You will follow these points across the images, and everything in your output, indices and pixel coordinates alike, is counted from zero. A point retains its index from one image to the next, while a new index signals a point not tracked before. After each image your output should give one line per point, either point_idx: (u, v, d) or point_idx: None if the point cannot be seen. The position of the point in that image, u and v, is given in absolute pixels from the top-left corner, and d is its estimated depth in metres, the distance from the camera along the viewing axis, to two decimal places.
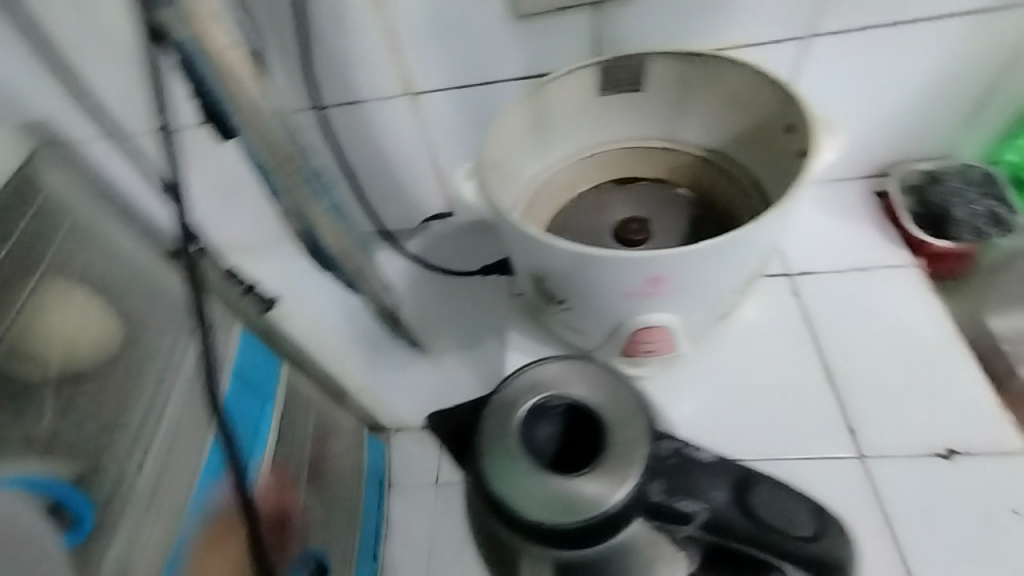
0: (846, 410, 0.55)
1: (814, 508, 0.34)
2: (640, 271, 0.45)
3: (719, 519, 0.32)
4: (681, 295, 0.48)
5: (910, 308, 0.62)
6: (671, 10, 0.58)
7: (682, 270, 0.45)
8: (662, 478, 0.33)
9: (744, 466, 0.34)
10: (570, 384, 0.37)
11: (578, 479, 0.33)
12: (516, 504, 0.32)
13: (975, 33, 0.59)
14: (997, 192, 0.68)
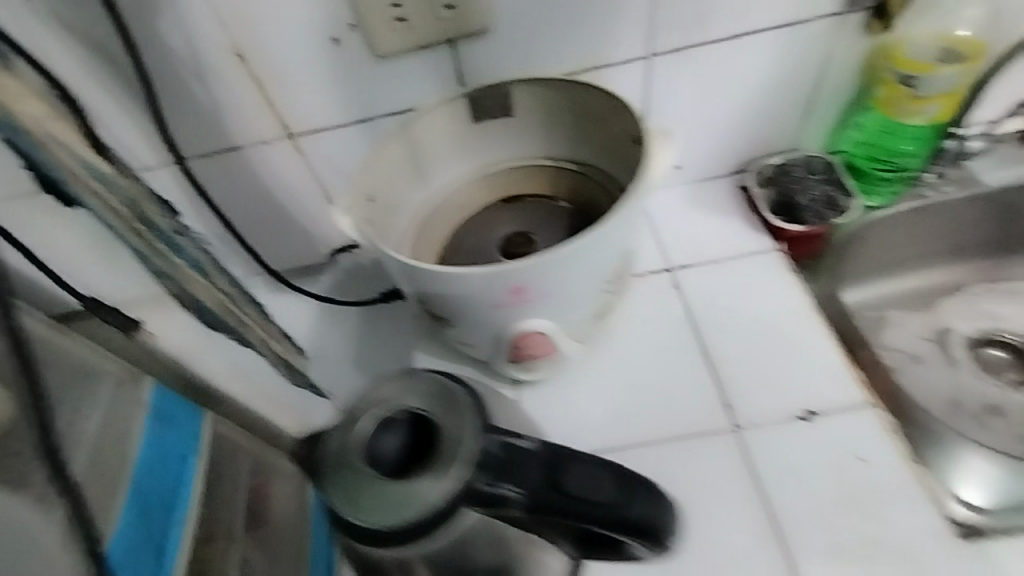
0: (722, 387, 0.61)
1: (624, 477, 0.38)
2: (503, 284, 0.48)
3: (535, 498, 0.36)
4: (548, 301, 0.51)
5: (771, 288, 0.69)
6: (523, 40, 0.63)
7: (541, 279, 0.48)
8: (483, 467, 0.37)
9: (560, 447, 0.38)
10: (412, 396, 0.41)
11: (411, 479, 0.37)
12: (355, 509, 0.37)
13: (790, 43, 0.67)
14: (837, 182, 0.76)
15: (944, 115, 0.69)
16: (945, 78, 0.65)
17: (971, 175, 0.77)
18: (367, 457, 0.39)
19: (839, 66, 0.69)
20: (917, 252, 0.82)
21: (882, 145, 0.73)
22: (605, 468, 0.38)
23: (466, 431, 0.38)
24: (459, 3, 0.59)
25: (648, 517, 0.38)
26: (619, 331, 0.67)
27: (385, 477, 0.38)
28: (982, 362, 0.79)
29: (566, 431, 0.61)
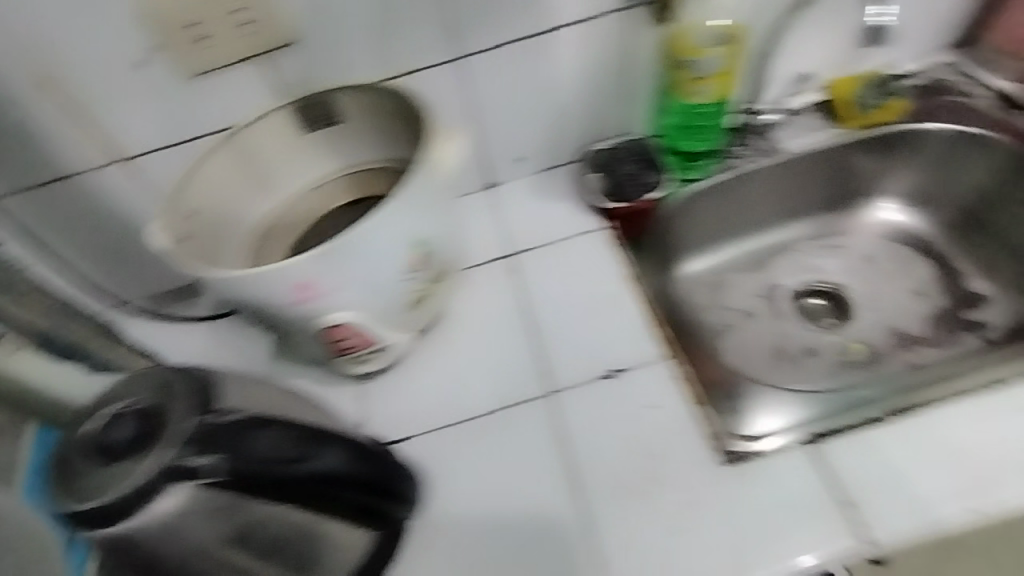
0: (546, 355, 0.68)
1: (313, 436, 0.47)
2: (287, 280, 0.54)
3: (230, 462, 0.43)
4: (339, 293, 0.56)
5: (594, 263, 0.76)
6: (331, 50, 0.67)
7: (321, 273, 0.54)
8: (186, 443, 0.43)
9: (254, 417, 0.46)
10: (141, 393, 0.47)
11: (126, 463, 0.43)
12: (74, 494, 0.42)
13: (589, 37, 0.73)
14: (654, 163, 0.82)
15: (723, 95, 0.75)
16: (712, 61, 0.71)
17: (773, 143, 0.84)
18: (85, 450, 0.45)
19: (638, 54, 0.76)
20: (746, 219, 0.89)
21: (681, 125, 0.79)
22: (297, 436, 0.47)
23: (178, 415, 0.45)
24: (260, 18, 0.62)
25: (337, 470, 0.48)
26: (465, 316, 0.74)
27: (106, 463, 0.43)
28: (804, 311, 0.87)
29: (409, 412, 0.67)
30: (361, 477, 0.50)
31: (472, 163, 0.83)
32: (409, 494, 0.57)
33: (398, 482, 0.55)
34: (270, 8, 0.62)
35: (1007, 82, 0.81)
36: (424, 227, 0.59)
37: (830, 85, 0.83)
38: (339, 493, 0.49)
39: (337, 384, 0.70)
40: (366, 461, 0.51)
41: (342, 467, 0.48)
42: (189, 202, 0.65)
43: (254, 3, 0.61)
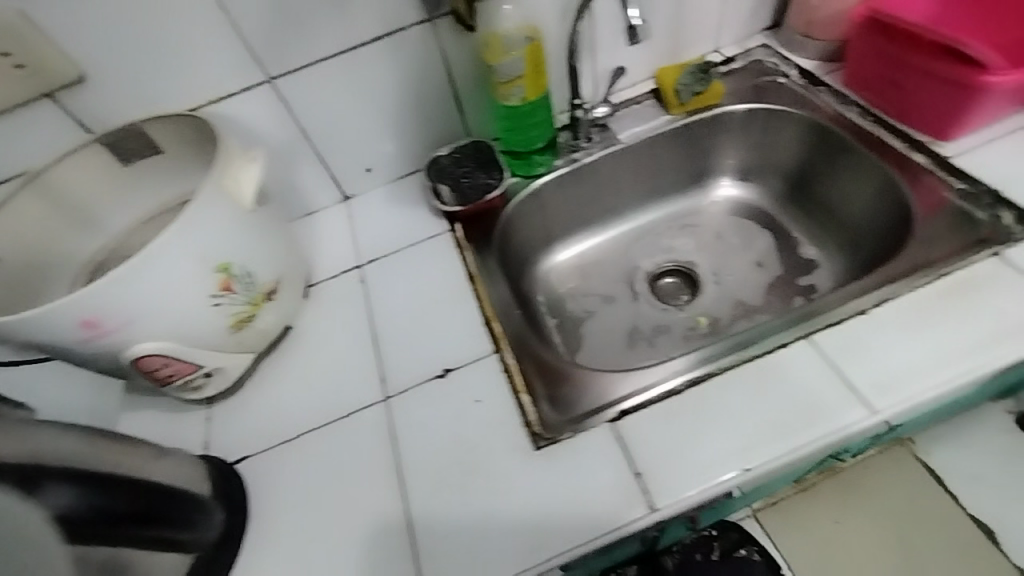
0: (381, 362, 0.70)
1: (46, 475, 0.46)
2: (69, 318, 0.53)
3: None
4: (131, 326, 0.56)
5: (435, 267, 0.78)
6: (130, 82, 0.68)
7: (105, 308, 0.54)
8: None
9: None
10: None
11: None
12: None
13: (397, 49, 0.75)
14: (494, 164, 0.84)
15: (536, 96, 0.77)
16: (513, 64, 0.72)
17: (611, 135, 0.89)
18: None
19: (459, 62, 0.79)
20: (597, 208, 0.94)
21: (506, 127, 0.81)
22: (16, 482, 0.44)
23: None
24: (28, 61, 0.62)
25: (66, 508, 0.46)
26: (313, 332, 0.76)
27: None
28: (659, 292, 0.90)
29: (253, 433, 0.68)
30: (109, 511, 0.48)
31: (329, 179, 0.87)
32: (218, 519, 0.59)
33: (187, 510, 0.55)
34: (42, 51, 0.62)
35: (811, 60, 0.88)
36: (223, 250, 0.59)
37: (659, 74, 0.89)
38: (106, 531, 0.48)
39: (190, 409, 0.72)
40: (116, 494, 0.49)
41: (77, 503, 0.47)
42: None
43: (20, 48, 0.61)
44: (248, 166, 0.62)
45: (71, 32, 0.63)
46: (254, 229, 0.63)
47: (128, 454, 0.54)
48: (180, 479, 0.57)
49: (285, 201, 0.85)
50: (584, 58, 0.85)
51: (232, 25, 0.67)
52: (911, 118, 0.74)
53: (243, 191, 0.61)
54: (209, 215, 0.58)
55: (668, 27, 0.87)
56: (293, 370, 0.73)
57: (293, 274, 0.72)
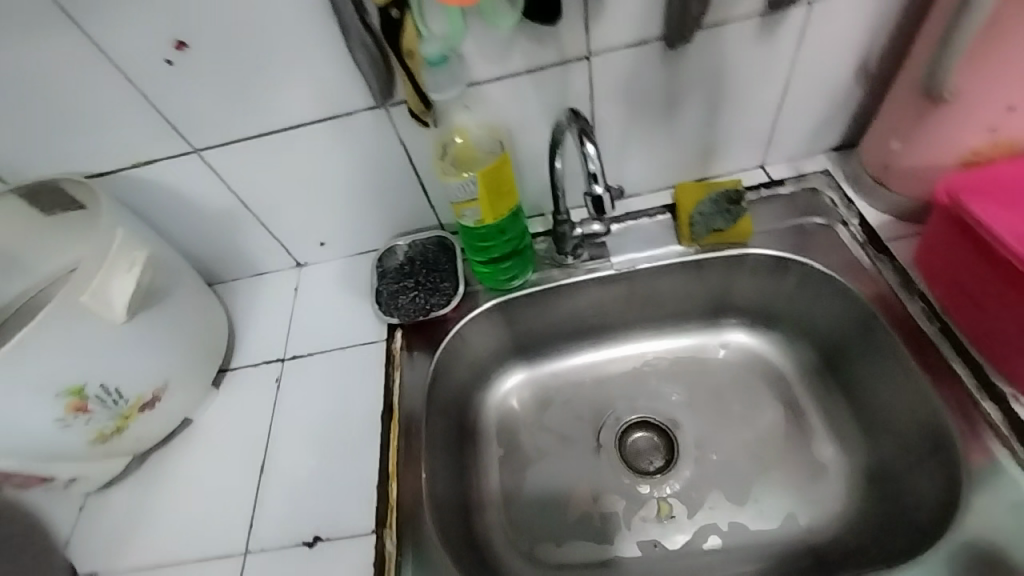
0: (257, 504, 0.60)
1: None
2: None
3: None
4: None
5: (357, 388, 0.67)
6: (42, 139, 0.60)
7: None
8: None
9: None
10: None
11: None
12: None
13: (343, 133, 0.63)
14: (447, 275, 0.72)
15: (496, 218, 0.62)
16: (461, 186, 0.57)
17: (605, 250, 0.73)
18: None
19: (422, 154, 0.66)
20: (580, 329, 0.79)
21: (468, 240, 0.67)
22: None
23: None
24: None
25: None
26: (210, 431, 0.67)
27: None
28: (627, 450, 0.74)
29: (112, 543, 0.61)
30: None
31: (276, 246, 0.76)
32: None
33: None
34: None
35: (881, 212, 0.67)
36: (71, 372, 0.52)
37: (675, 191, 0.72)
38: None
39: (62, 498, 0.64)
40: None
41: None
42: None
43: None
44: (124, 275, 0.54)
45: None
46: (122, 347, 0.55)
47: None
48: None
49: (229, 262, 0.77)
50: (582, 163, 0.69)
51: (147, 96, 0.57)
52: (985, 346, 0.56)
53: (111, 303, 0.53)
54: (57, 336, 0.50)
55: (696, 137, 0.69)
56: (170, 478, 0.64)
57: (192, 373, 0.64)
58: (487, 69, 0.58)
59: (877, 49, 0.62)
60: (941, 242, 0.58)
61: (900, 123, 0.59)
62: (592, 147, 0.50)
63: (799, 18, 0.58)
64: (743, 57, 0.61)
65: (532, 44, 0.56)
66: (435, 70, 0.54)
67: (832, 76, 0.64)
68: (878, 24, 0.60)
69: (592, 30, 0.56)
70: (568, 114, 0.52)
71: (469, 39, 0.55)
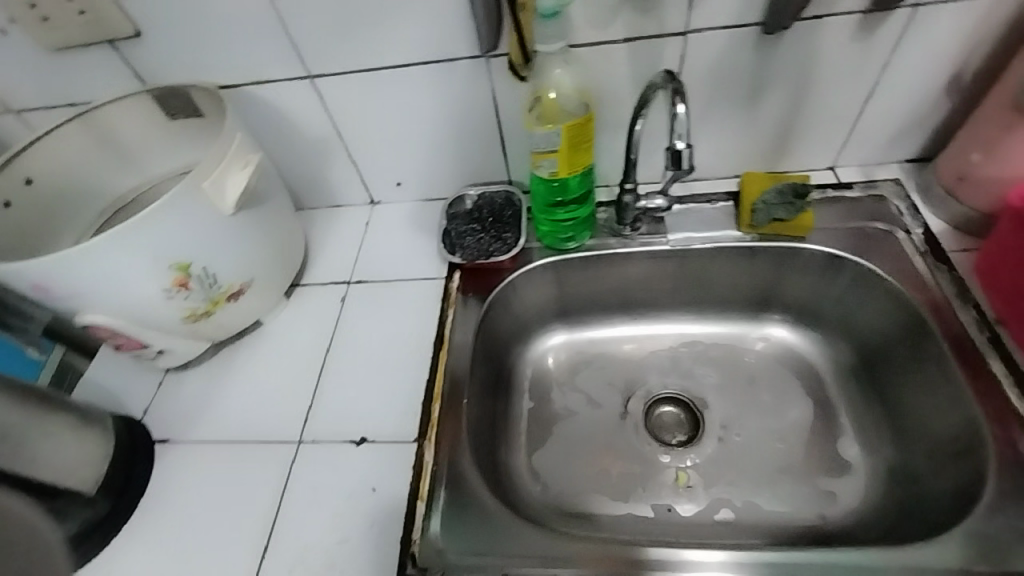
0: (314, 402, 0.67)
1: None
2: (25, 279, 0.54)
3: None
4: (89, 298, 0.57)
5: (415, 316, 0.73)
6: (182, 50, 0.67)
7: (59, 280, 0.54)
8: None
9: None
10: None
11: None
12: None
13: (440, 78, 0.68)
14: (511, 226, 0.77)
15: (570, 174, 0.65)
16: (546, 136, 0.61)
17: (663, 227, 0.76)
18: None
19: (509, 108, 0.71)
20: (626, 301, 0.82)
21: (538, 195, 0.70)
22: None
23: None
24: (89, 11, 0.63)
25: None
26: (278, 335, 0.73)
27: None
28: (653, 421, 0.77)
29: (184, 414, 0.68)
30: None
31: (356, 179, 0.82)
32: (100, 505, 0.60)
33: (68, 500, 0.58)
34: (104, 8, 0.63)
35: (947, 226, 0.68)
36: (181, 251, 0.58)
37: (744, 179, 0.74)
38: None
39: (145, 370, 0.72)
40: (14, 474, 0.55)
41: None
42: (29, 175, 0.66)
43: (89, 4, 0.62)
44: (237, 172, 0.60)
45: None
46: (224, 238, 0.61)
47: (41, 419, 0.59)
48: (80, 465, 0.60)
49: (313, 190, 0.84)
50: (655, 139, 0.72)
51: (279, 21, 0.64)
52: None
53: (225, 196, 0.59)
54: (175, 217, 0.56)
55: (773, 130, 0.71)
56: (240, 367, 0.71)
57: (271, 276, 0.70)
58: (587, 33, 0.61)
59: (973, 64, 0.63)
60: (1013, 249, 0.58)
61: (985, 135, 0.60)
62: (683, 107, 0.53)
63: (900, 21, 0.59)
64: (835, 54, 0.63)
65: (634, 15, 0.60)
66: (544, 23, 0.57)
67: (920, 85, 0.65)
68: (980, 36, 0.60)
69: (694, 8, 0.59)
70: (662, 76, 0.55)
71: (576, 4, 0.59)
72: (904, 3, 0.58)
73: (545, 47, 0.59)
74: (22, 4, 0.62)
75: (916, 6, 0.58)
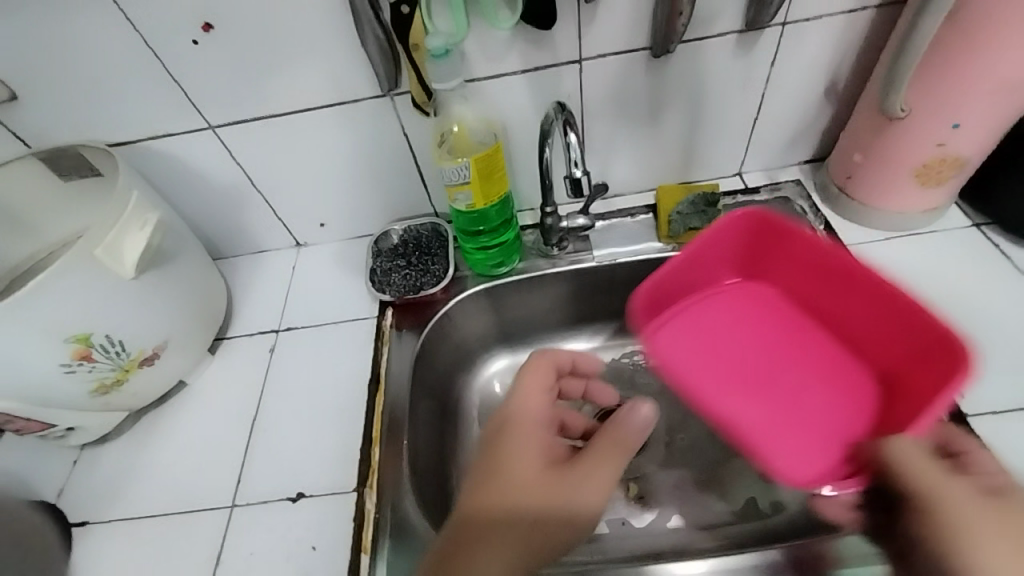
0: (245, 462, 0.64)
1: None
2: None
3: None
4: None
5: (348, 359, 0.71)
6: (68, 108, 0.64)
7: None
8: None
9: None
10: None
11: None
12: None
13: (347, 118, 0.68)
14: (438, 258, 0.76)
15: (486, 204, 0.66)
16: (456, 169, 0.62)
17: (588, 244, 0.77)
18: None
19: (421, 142, 0.71)
20: (563, 319, 0.82)
21: (460, 225, 0.71)
22: None
23: None
24: None
25: None
26: (204, 395, 0.70)
27: None
28: None
29: (103, 493, 0.64)
30: None
31: (276, 224, 0.80)
32: None
33: None
34: None
35: (845, 220, 0.72)
36: (79, 322, 0.55)
37: (657, 192, 0.77)
38: None
39: (59, 449, 0.67)
40: None
41: None
42: None
43: None
44: (134, 233, 0.57)
45: None
46: (127, 302, 0.58)
47: None
48: None
49: (233, 238, 0.81)
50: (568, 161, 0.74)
51: (170, 74, 0.62)
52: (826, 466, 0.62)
53: (122, 261, 0.56)
54: (66, 287, 0.53)
55: (678, 144, 0.74)
56: (164, 434, 0.67)
57: (190, 335, 0.67)
58: (486, 65, 0.63)
59: (845, 71, 0.68)
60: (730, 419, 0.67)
61: (862, 137, 0.65)
62: (574, 136, 0.55)
63: (774, 37, 0.64)
64: (721, 70, 0.66)
65: (528, 45, 0.61)
66: (438, 62, 0.58)
67: (802, 93, 0.70)
68: (846, 47, 0.65)
69: (584, 36, 0.61)
70: (555, 107, 0.57)
71: (470, 38, 0.60)
72: (774, 21, 0.62)
73: (443, 85, 0.59)
74: None
75: (785, 23, 0.62)
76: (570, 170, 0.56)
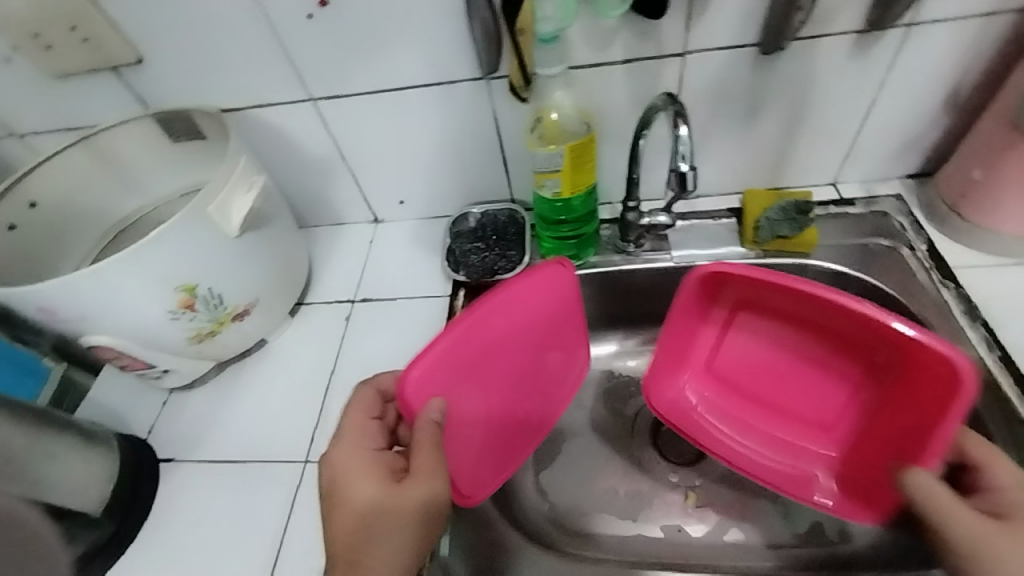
0: (318, 423, 0.66)
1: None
2: (31, 302, 0.54)
3: None
4: (92, 323, 0.57)
5: (420, 335, 0.73)
6: (185, 73, 0.68)
7: (64, 304, 0.55)
8: None
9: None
10: None
11: None
12: None
13: (441, 99, 0.69)
14: (514, 244, 0.76)
15: (572, 194, 0.66)
16: (549, 157, 0.62)
17: (666, 243, 0.75)
18: None
19: (511, 127, 0.71)
20: (631, 318, 0.81)
21: (541, 212, 0.71)
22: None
23: None
24: (92, 37, 0.64)
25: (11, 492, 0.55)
26: (283, 354, 0.73)
27: None
28: (661, 439, 0.76)
29: (187, 436, 0.68)
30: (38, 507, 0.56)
31: (358, 197, 0.83)
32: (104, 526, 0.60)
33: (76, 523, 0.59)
34: (104, 29, 0.63)
35: (951, 241, 0.68)
36: (185, 273, 0.58)
37: (745, 196, 0.74)
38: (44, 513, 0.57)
39: (150, 390, 0.72)
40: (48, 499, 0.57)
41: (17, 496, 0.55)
42: (34, 199, 0.67)
43: (87, 25, 0.63)
44: (243, 196, 0.61)
45: (129, 11, 0.62)
46: (228, 258, 0.62)
47: (45, 441, 0.59)
48: (89, 485, 0.60)
49: (316, 207, 0.84)
50: (655, 156, 0.73)
51: (283, 47, 0.65)
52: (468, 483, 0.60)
53: (229, 218, 0.60)
54: (178, 239, 0.57)
55: (773, 148, 0.71)
56: (244, 388, 0.71)
57: (276, 295, 0.70)
58: (588, 54, 0.62)
59: (970, 80, 0.63)
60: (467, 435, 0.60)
61: (983, 153, 0.60)
62: (685, 129, 0.53)
63: (895, 41, 0.60)
64: (832, 72, 0.63)
65: (633, 36, 0.60)
66: (544, 47, 0.59)
67: (917, 103, 0.66)
68: (975, 55, 0.61)
69: (693, 28, 0.60)
70: (662, 100, 0.56)
71: (575, 25, 0.59)
72: (898, 24, 0.59)
73: (545, 70, 0.60)
74: (26, 32, 0.63)
75: (912, 25, 0.59)
76: (677, 164, 0.55)
